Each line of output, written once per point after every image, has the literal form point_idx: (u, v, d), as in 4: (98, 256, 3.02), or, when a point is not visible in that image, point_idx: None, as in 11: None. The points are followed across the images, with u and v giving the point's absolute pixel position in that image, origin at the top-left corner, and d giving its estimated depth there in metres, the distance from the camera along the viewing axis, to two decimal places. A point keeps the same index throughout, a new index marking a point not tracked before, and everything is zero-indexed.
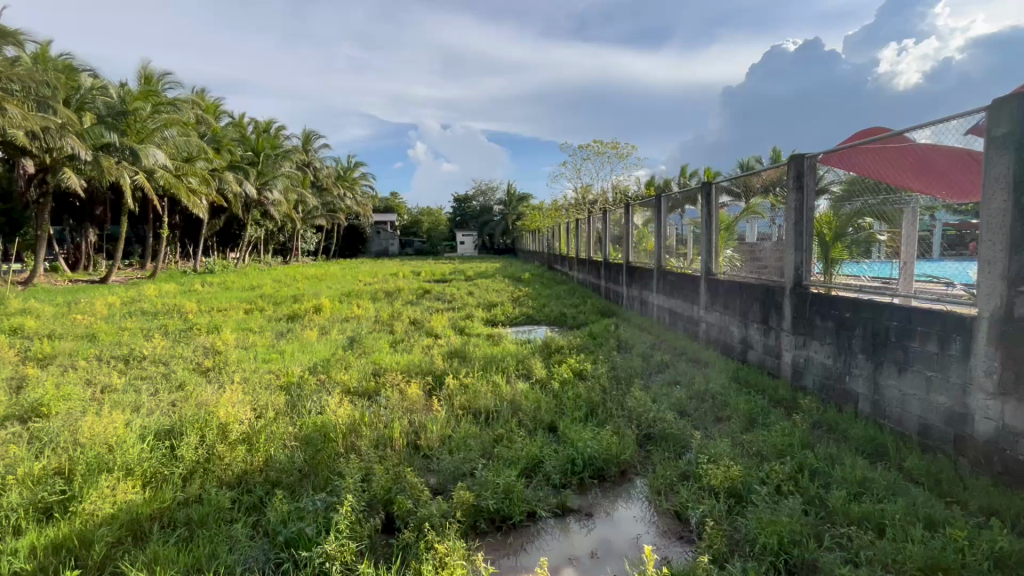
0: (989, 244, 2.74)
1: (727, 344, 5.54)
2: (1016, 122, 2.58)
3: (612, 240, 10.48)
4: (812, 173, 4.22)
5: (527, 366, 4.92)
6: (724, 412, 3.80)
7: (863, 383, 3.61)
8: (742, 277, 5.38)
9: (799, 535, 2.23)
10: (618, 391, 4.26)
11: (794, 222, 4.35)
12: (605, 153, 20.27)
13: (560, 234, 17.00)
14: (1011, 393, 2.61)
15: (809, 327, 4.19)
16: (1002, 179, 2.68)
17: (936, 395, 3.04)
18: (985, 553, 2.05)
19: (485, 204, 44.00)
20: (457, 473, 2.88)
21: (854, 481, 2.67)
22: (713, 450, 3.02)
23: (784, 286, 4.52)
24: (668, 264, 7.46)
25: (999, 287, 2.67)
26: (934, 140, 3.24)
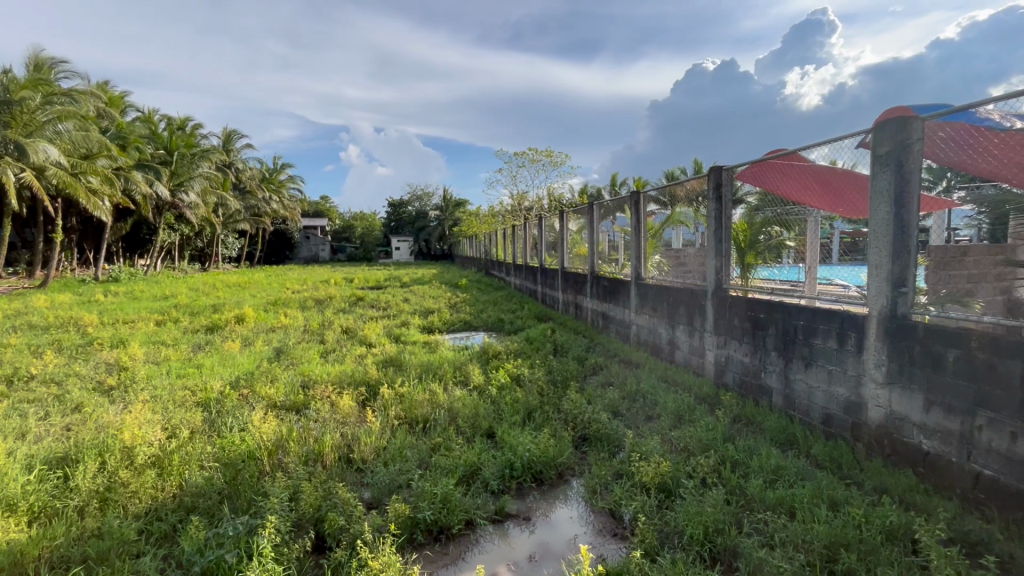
0: (876, 251, 3.08)
1: (655, 344, 5.81)
2: (895, 143, 2.91)
3: (547, 246, 10.70)
4: (728, 184, 4.61)
5: (464, 373, 4.88)
6: (654, 411, 3.97)
7: (775, 378, 3.91)
8: (669, 281, 5.65)
9: (722, 524, 2.38)
10: (554, 394, 4.33)
11: (714, 230, 4.71)
12: (540, 161, 20.68)
13: (496, 240, 17.10)
14: (896, 382, 2.94)
15: (728, 327, 4.48)
16: (885, 193, 3.02)
17: (837, 387, 3.35)
18: (879, 528, 2.28)
19: (420, 209, 43.43)
20: (393, 485, 2.80)
21: (769, 469, 2.87)
22: (644, 447, 3.15)
23: (706, 290, 4.81)
24: (600, 270, 7.71)
25: (885, 289, 3.00)
26: (831, 156, 3.58)
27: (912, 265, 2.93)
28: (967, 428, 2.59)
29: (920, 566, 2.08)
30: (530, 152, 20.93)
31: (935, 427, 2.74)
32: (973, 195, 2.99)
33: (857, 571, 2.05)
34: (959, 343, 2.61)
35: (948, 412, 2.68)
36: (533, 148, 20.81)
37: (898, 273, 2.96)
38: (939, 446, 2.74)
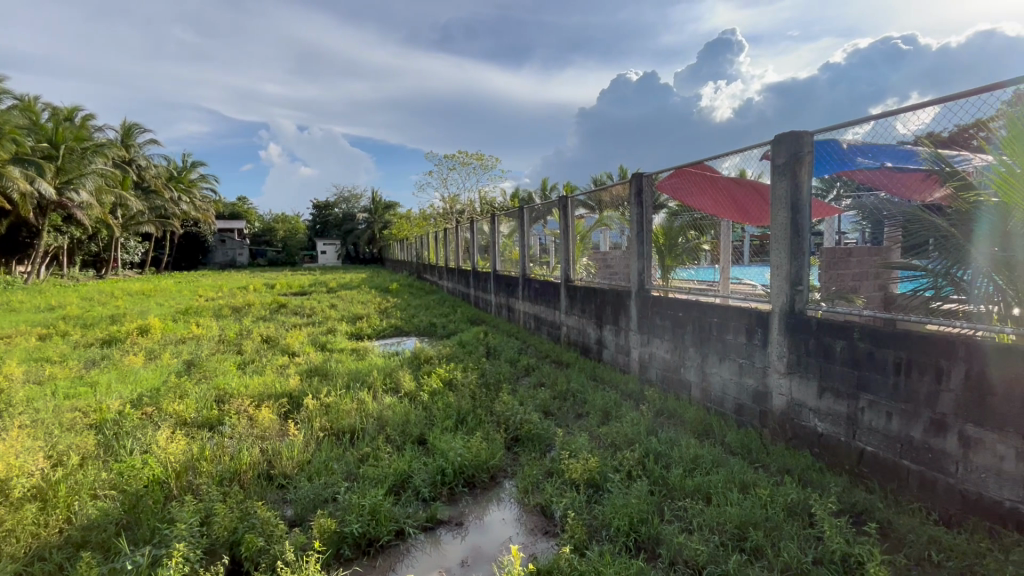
0: (777, 253, 3.37)
1: (585, 344, 5.99)
2: (790, 154, 3.20)
3: (479, 250, 10.72)
4: (649, 190, 4.86)
5: (395, 380, 4.76)
6: (584, 408, 4.10)
7: (693, 372, 4.17)
8: (596, 283, 5.85)
9: (645, 513, 2.49)
10: (486, 397, 4.34)
11: (635, 233, 4.92)
12: (471, 163, 20.67)
13: (428, 243, 16.86)
14: (795, 372, 3.24)
15: (651, 326, 4.72)
16: (783, 200, 3.31)
17: (746, 378, 3.63)
18: (782, 505, 2.50)
19: (348, 212, 41.90)
20: (318, 500, 2.68)
21: (688, 459, 3.06)
22: (574, 445, 3.24)
23: (630, 291, 5.05)
24: (531, 272, 7.83)
25: (785, 287, 3.29)
26: (740, 164, 3.83)
27: (806, 265, 3.25)
28: (853, 410, 2.91)
29: (816, 537, 2.30)
30: (461, 154, 20.85)
31: (827, 411, 3.05)
32: (856, 203, 3.26)
33: (763, 547, 2.23)
34: (845, 335, 2.92)
35: (837, 396, 2.99)
36: (464, 151, 20.74)
37: (794, 272, 3.27)
38: (830, 427, 3.04)
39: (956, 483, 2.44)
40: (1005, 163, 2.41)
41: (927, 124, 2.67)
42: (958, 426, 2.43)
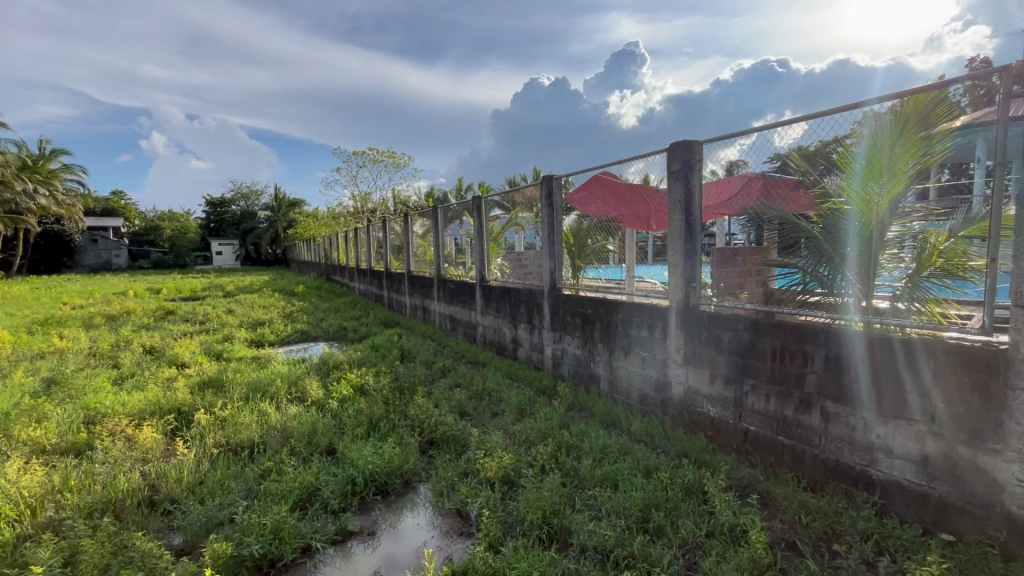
0: (674, 252, 3.65)
1: (500, 343, 6.05)
2: (683, 161, 3.49)
3: (392, 250, 10.44)
4: (559, 192, 5.02)
5: (302, 389, 4.49)
6: (499, 407, 4.15)
7: (602, 366, 4.37)
8: (510, 283, 5.93)
9: (558, 505, 2.58)
10: (400, 401, 4.24)
11: (547, 234, 5.08)
12: (382, 161, 20.05)
13: (338, 243, 16.09)
14: (690, 362, 3.52)
15: (562, 324, 4.88)
16: (678, 203, 3.58)
17: (649, 369, 3.88)
18: (680, 486, 2.71)
19: (247, 209, 38.81)
20: (212, 523, 2.45)
21: (598, 449, 3.20)
22: (488, 444, 3.27)
23: (542, 290, 5.18)
24: (446, 273, 7.77)
25: (681, 284, 3.57)
26: (645, 170, 4.03)
27: (698, 264, 3.55)
28: (738, 394, 3.22)
29: (708, 512, 2.52)
30: (372, 152, 20.16)
31: (718, 396, 3.35)
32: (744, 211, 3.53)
33: (664, 526, 2.41)
34: (731, 326, 3.23)
35: (726, 382, 3.29)
36: (375, 149, 20.08)
37: (689, 270, 3.56)
38: (720, 411, 3.35)
39: (820, 453, 2.79)
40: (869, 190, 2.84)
41: (798, 138, 2.98)
42: (820, 403, 2.78)
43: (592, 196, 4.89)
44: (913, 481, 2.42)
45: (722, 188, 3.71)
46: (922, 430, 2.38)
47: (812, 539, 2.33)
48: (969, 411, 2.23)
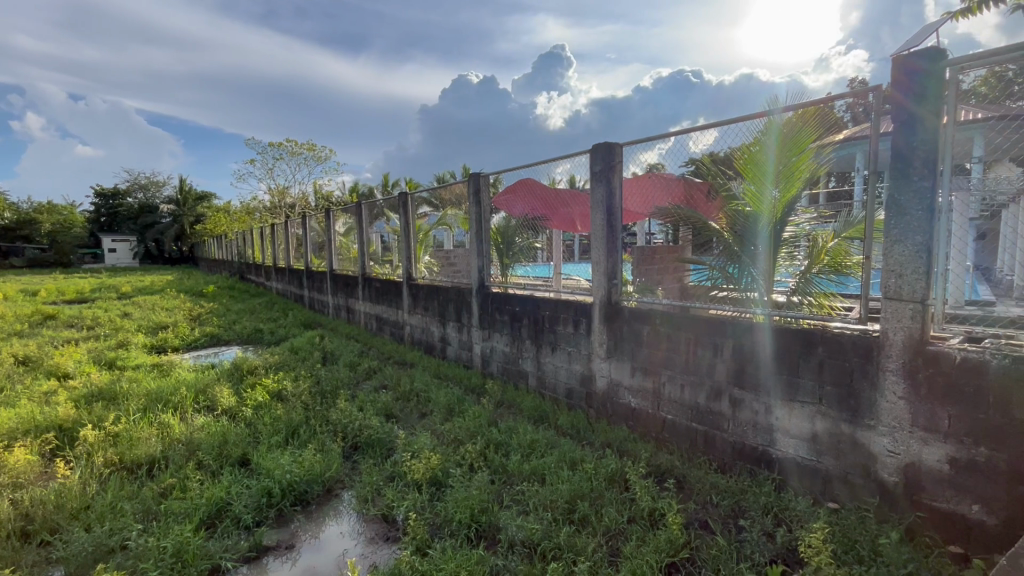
0: (597, 250, 3.77)
1: (428, 343, 5.96)
2: (605, 163, 3.63)
3: (313, 248, 9.95)
4: (486, 191, 5.02)
5: (210, 397, 4.15)
6: (427, 407, 4.08)
7: (530, 363, 4.44)
8: (438, 281, 5.85)
9: (486, 503, 2.58)
10: (322, 405, 4.05)
11: (475, 232, 5.06)
12: (301, 153, 19.01)
13: (252, 240, 15.05)
14: (613, 356, 3.66)
15: (491, 322, 4.90)
16: (600, 202, 3.72)
17: (575, 364, 3.99)
18: (604, 475, 2.81)
19: (146, 202, 35.24)
20: (101, 551, 2.20)
21: (526, 444, 3.25)
22: (416, 445, 3.21)
23: (471, 288, 5.16)
24: (372, 271, 7.53)
25: (604, 281, 3.70)
26: (571, 171, 4.12)
27: (619, 261, 3.71)
28: (657, 385, 3.40)
29: (629, 499, 2.64)
30: (290, 143, 19.04)
31: (638, 387, 3.51)
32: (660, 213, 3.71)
33: (588, 516, 2.49)
34: (650, 320, 3.40)
35: (645, 374, 3.46)
36: (293, 140, 18.99)
37: (611, 267, 3.71)
38: (640, 402, 3.51)
39: (728, 437, 3.02)
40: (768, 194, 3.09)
41: (711, 143, 3.14)
42: (728, 391, 3.01)
43: (517, 197, 4.91)
44: (806, 457, 2.68)
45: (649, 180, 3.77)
46: (813, 411, 2.64)
47: (722, 517, 2.51)
48: (850, 391, 2.50)
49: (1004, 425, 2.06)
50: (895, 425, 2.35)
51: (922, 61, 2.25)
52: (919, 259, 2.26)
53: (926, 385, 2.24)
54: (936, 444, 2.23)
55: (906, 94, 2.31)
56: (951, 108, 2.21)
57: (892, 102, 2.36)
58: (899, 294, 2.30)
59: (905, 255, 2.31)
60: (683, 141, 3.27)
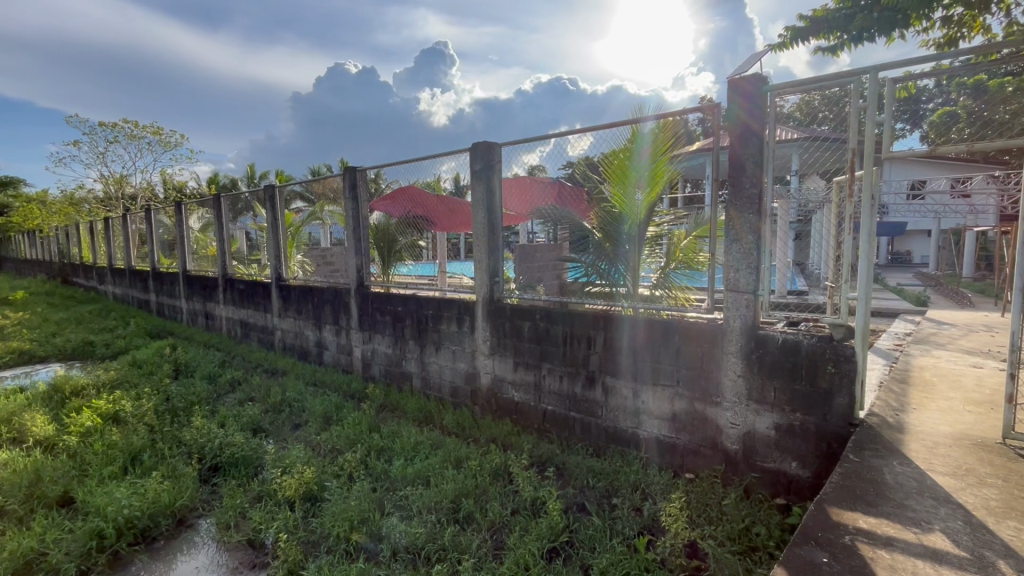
0: (479, 249, 3.81)
1: (302, 348, 5.53)
2: (484, 162, 3.69)
3: (161, 245, 8.68)
4: (363, 185, 4.78)
5: (17, 427, 3.41)
6: (302, 418, 3.79)
7: (414, 364, 4.34)
8: (313, 282, 5.46)
9: (367, 513, 2.46)
10: (173, 425, 3.55)
11: (352, 230, 4.80)
12: (143, 136, 16.48)
13: (79, 235, 12.71)
14: (495, 352, 3.73)
15: (371, 322, 4.69)
16: (481, 202, 3.76)
17: (459, 362, 3.98)
18: (488, 471, 2.85)
19: None
20: None
21: (409, 447, 3.17)
22: (287, 459, 2.96)
23: (349, 288, 4.88)
24: (235, 271, 6.78)
25: (485, 279, 3.75)
26: (456, 169, 4.08)
27: (500, 260, 3.80)
28: (537, 378, 3.52)
29: (512, 491, 2.71)
30: (127, 124, 16.38)
31: (520, 381, 3.62)
32: (547, 213, 3.76)
33: (473, 513, 2.50)
34: (530, 317, 3.51)
35: (526, 368, 3.57)
36: (132, 121, 16.37)
37: (492, 266, 3.77)
38: (522, 395, 3.62)
39: (602, 422, 3.24)
40: (637, 196, 3.36)
41: (587, 148, 3.36)
42: (601, 379, 3.22)
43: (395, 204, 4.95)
44: (666, 434, 2.98)
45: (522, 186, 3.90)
46: (672, 393, 2.94)
47: (597, 498, 2.69)
48: (700, 373, 2.83)
49: (814, 394, 2.47)
50: (735, 400, 2.70)
51: (750, 85, 2.63)
52: (750, 257, 2.63)
53: (758, 364, 2.61)
54: (765, 413, 2.61)
55: (740, 112, 2.64)
56: (772, 125, 2.60)
57: (731, 119, 2.67)
58: (737, 286, 2.65)
59: (739, 253, 2.66)
60: (561, 145, 3.45)
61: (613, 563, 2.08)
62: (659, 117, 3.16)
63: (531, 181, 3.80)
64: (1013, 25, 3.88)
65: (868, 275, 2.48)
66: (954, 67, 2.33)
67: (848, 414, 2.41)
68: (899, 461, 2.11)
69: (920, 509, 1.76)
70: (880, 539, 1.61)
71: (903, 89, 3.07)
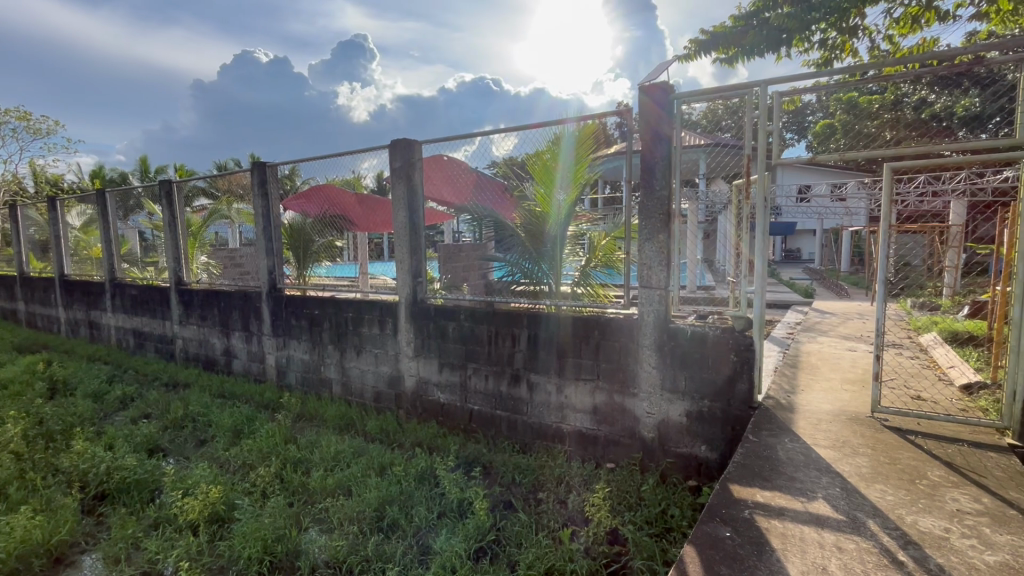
0: (400, 249, 3.71)
1: (207, 358, 5.09)
2: (404, 160, 3.61)
3: (31, 247, 7.61)
4: (274, 181, 4.45)
5: None
6: (208, 433, 3.49)
7: (333, 369, 4.15)
8: (219, 285, 5.04)
9: (282, 530, 2.31)
10: (48, 452, 3.12)
11: (262, 229, 4.45)
12: (6, 122, 14.34)
13: None
14: (420, 354, 3.66)
15: (285, 327, 4.42)
16: (402, 200, 3.66)
17: (382, 366, 3.86)
18: (413, 476, 2.79)
19: None
20: None
21: (329, 457, 3.02)
22: (189, 479, 2.71)
23: (260, 291, 4.56)
24: (125, 275, 6.10)
25: (407, 279, 3.67)
26: (378, 168, 3.93)
27: (423, 260, 3.73)
28: (463, 378, 3.50)
29: (439, 494, 2.67)
30: None
31: (445, 383, 3.58)
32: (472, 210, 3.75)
33: (398, 520, 2.43)
34: (454, 317, 3.48)
35: (452, 369, 3.54)
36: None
37: (415, 266, 3.69)
38: (448, 396, 3.59)
39: (527, 419, 3.29)
40: (559, 194, 3.44)
41: (511, 148, 3.39)
42: (526, 376, 3.27)
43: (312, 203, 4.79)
44: (589, 427, 3.09)
45: (440, 167, 3.88)
46: (594, 386, 3.05)
47: (523, 494, 2.73)
48: (618, 366, 2.95)
49: (719, 380, 2.67)
50: (651, 390, 2.85)
51: (656, 92, 2.79)
52: (661, 255, 2.79)
53: (670, 356, 2.77)
54: (678, 401, 2.78)
55: (652, 115, 2.78)
56: (677, 133, 2.82)
57: (643, 122, 2.81)
58: (650, 283, 2.79)
59: (652, 251, 2.81)
60: (486, 145, 3.45)
61: (539, 557, 2.11)
62: (580, 120, 3.26)
63: (448, 161, 3.78)
64: (876, 49, 4.45)
65: (764, 270, 2.72)
66: (829, 84, 2.61)
67: (748, 398, 2.62)
68: (790, 438, 2.34)
69: (807, 480, 1.96)
70: (774, 510, 1.78)
71: (791, 102, 3.39)
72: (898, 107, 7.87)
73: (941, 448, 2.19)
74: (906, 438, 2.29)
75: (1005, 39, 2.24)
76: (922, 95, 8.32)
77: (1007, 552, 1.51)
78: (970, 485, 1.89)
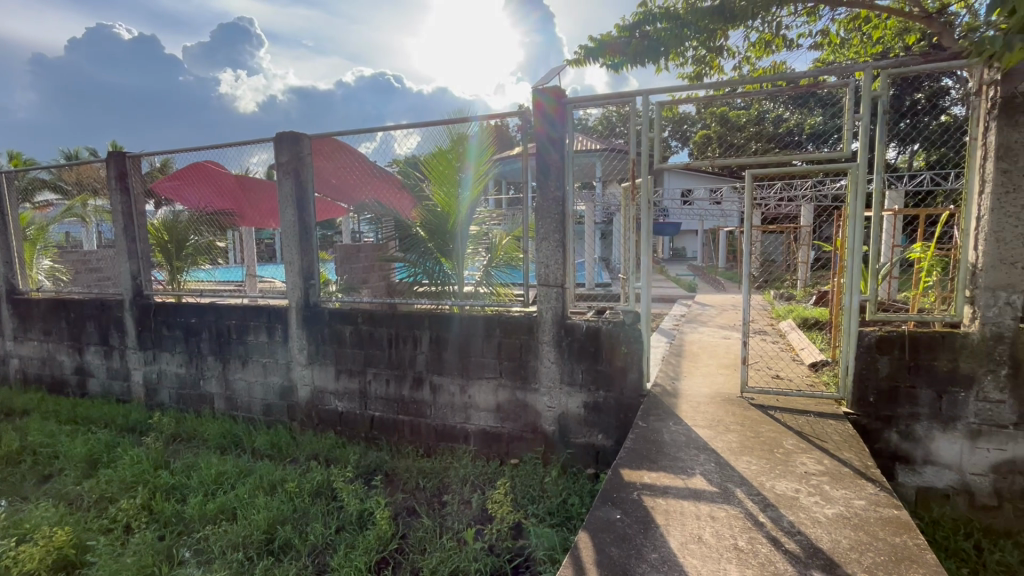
0: (288, 249, 3.46)
1: (54, 378, 4.37)
2: (291, 154, 3.36)
3: None
4: (136, 174, 3.93)
5: None
6: (54, 466, 2.98)
7: (214, 383, 3.76)
8: (68, 294, 4.35)
9: (151, 568, 2.05)
10: None
11: (122, 229, 3.91)
12: None
13: None
14: (314, 361, 3.44)
15: (155, 339, 3.92)
16: (290, 198, 3.42)
17: (271, 376, 3.58)
18: (307, 491, 2.62)
19: None
20: None
21: (210, 480, 2.73)
22: (28, 523, 2.30)
23: (121, 300, 4.00)
24: None
25: (298, 281, 3.43)
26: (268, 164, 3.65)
27: (316, 261, 3.51)
28: (363, 385, 3.36)
29: (338, 508, 2.54)
30: None
31: (343, 390, 3.41)
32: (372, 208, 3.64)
33: (291, 541, 2.27)
34: (351, 321, 3.32)
35: (350, 375, 3.38)
36: None
37: (306, 268, 3.46)
38: (347, 404, 3.42)
39: (430, 421, 3.24)
40: (460, 193, 3.43)
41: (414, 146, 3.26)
42: (429, 378, 3.22)
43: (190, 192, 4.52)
44: (493, 426, 3.11)
45: (337, 150, 3.57)
46: (496, 384, 3.07)
47: (427, 498, 2.68)
48: (520, 363, 3.01)
49: (612, 371, 2.83)
50: (550, 385, 2.95)
51: (546, 95, 2.87)
52: (558, 254, 2.89)
53: (568, 350, 2.88)
54: (576, 394, 2.90)
55: (545, 116, 2.87)
56: (570, 136, 2.90)
57: (537, 125, 2.90)
58: (548, 281, 2.89)
59: (549, 250, 2.90)
60: (389, 140, 3.34)
61: (443, 561, 2.09)
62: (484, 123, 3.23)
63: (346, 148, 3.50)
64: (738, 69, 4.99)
65: (650, 267, 2.93)
66: (698, 97, 2.87)
67: (639, 386, 2.81)
68: (674, 422, 2.54)
69: (688, 459, 2.14)
70: (659, 489, 1.92)
71: (669, 112, 3.60)
72: (760, 121, 8.91)
73: (794, 419, 2.51)
74: (768, 414, 2.59)
75: (836, 67, 2.61)
76: (779, 111, 9.51)
77: (842, 505, 1.77)
78: (816, 449, 2.19)
